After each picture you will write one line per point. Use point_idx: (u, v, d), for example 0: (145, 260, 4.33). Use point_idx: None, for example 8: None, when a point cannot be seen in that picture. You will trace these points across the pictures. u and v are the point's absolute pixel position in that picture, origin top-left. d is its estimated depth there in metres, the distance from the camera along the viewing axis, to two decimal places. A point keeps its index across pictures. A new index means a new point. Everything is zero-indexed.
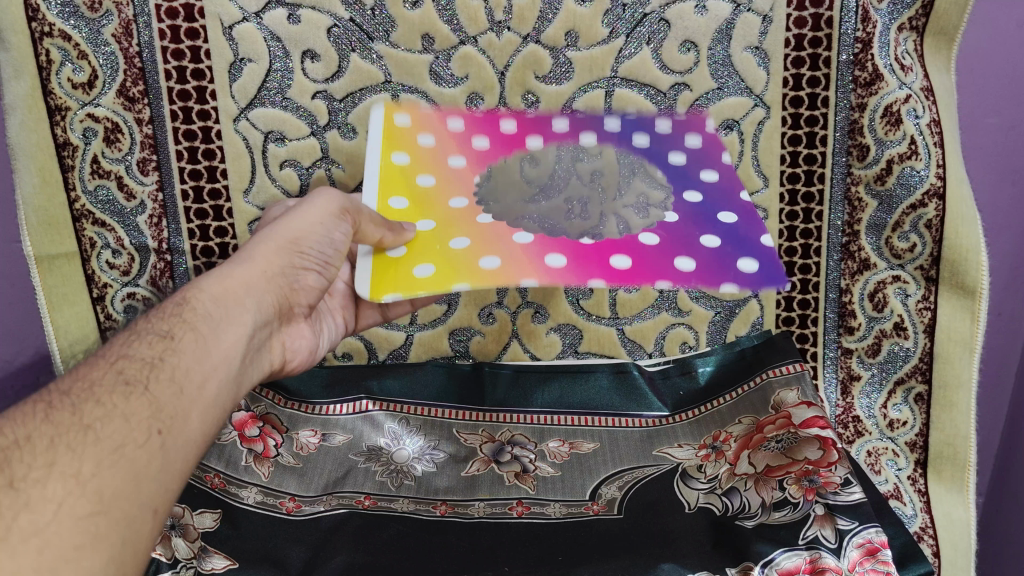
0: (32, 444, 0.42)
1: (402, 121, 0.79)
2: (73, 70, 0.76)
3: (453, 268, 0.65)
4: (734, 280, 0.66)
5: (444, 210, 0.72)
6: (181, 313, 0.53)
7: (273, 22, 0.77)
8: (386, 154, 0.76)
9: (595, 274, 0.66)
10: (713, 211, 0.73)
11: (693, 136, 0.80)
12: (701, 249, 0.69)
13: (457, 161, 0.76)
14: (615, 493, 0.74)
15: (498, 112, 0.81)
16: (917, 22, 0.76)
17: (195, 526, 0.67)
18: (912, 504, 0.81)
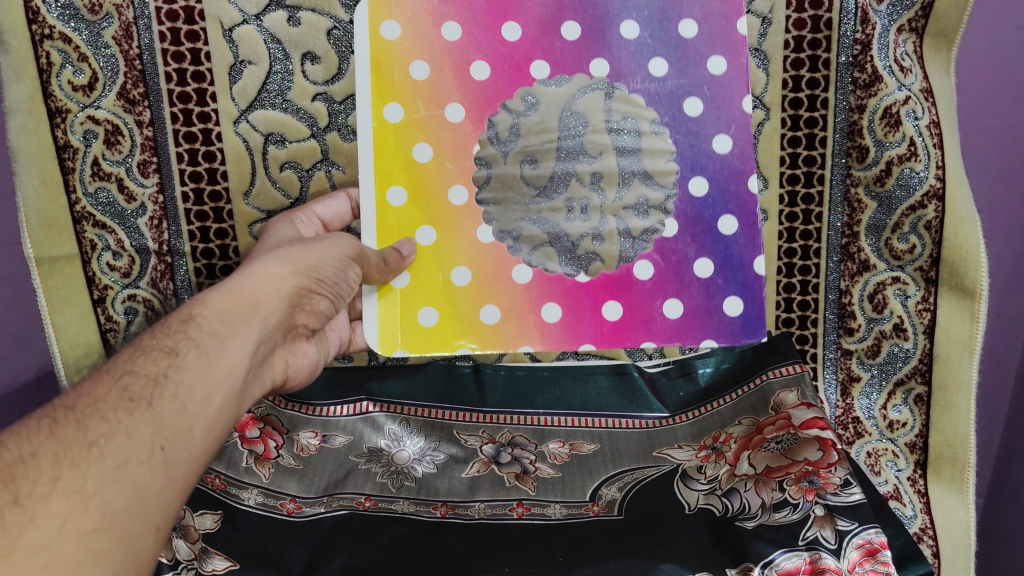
0: (36, 461, 0.43)
1: (394, 32, 0.75)
2: (73, 73, 0.76)
3: (457, 317, 0.76)
4: (713, 336, 0.77)
5: (442, 214, 0.76)
6: (187, 330, 0.54)
7: (273, 24, 0.78)
8: (378, 108, 0.75)
9: (586, 337, 0.77)
10: (715, 216, 0.76)
11: (717, 58, 0.76)
12: (693, 288, 0.76)
13: (455, 112, 0.76)
14: (616, 494, 0.74)
15: (499, 19, 0.76)
16: (917, 23, 0.77)
17: (196, 526, 0.67)
18: (911, 505, 0.81)
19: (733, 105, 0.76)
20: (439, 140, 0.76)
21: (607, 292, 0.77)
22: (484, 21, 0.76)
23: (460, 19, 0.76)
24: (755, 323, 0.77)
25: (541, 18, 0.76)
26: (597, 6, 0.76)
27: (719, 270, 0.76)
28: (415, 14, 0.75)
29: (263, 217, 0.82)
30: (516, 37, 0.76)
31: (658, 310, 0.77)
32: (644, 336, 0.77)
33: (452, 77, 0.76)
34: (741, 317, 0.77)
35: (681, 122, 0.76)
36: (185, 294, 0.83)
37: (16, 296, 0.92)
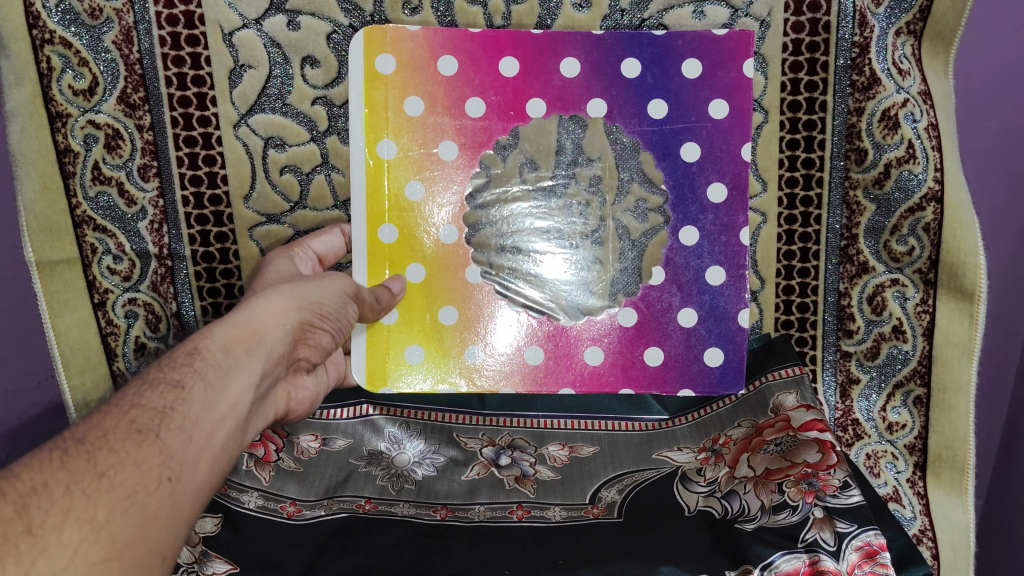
0: (49, 491, 0.45)
1: (391, 68, 0.76)
2: (73, 77, 0.76)
3: (440, 358, 0.78)
4: (691, 386, 0.78)
5: (430, 253, 0.77)
6: (192, 363, 0.56)
7: (273, 28, 0.78)
8: (372, 145, 0.76)
9: (567, 382, 0.78)
10: (699, 258, 0.77)
11: (720, 103, 0.76)
12: (674, 337, 0.78)
13: (448, 151, 0.77)
14: (615, 497, 0.74)
15: (500, 53, 0.76)
16: (914, 26, 0.77)
17: (197, 530, 0.68)
18: (911, 507, 0.82)
19: (731, 151, 0.76)
20: (430, 179, 0.77)
21: (590, 337, 0.78)
22: (483, 57, 0.76)
23: (459, 55, 0.76)
24: (732, 375, 0.78)
25: (540, 55, 0.76)
26: (598, 43, 0.77)
27: (703, 320, 0.77)
28: (415, 51, 0.76)
29: (264, 220, 0.82)
30: (513, 75, 0.76)
31: (641, 356, 0.78)
32: (624, 383, 0.78)
33: (448, 115, 0.76)
34: (720, 369, 0.78)
35: (675, 159, 0.77)
36: (185, 297, 0.83)
37: (18, 299, 0.92)
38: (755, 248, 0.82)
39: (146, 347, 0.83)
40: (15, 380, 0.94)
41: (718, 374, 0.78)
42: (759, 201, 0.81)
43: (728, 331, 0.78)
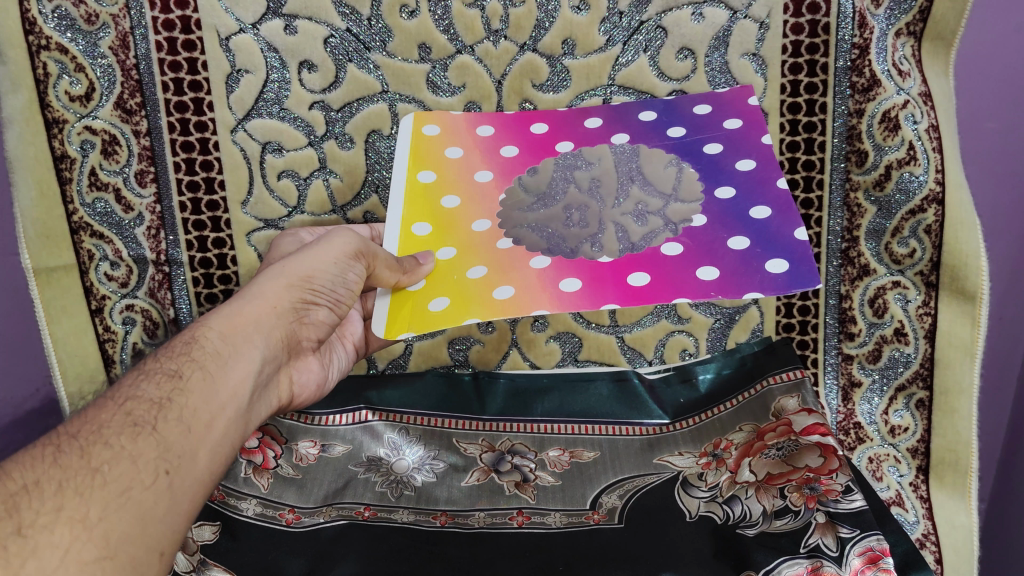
0: (41, 488, 0.45)
1: (431, 130, 0.79)
2: (70, 83, 0.76)
3: (467, 300, 0.66)
4: (758, 287, 0.63)
5: (466, 235, 0.72)
6: (190, 351, 0.56)
7: (270, 32, 0.78)
8: (413, 173, 0.77)
9: (609, 298, 0.65)
10: (743, 209, 0.70)
11: (733, 119, 0.77)
12: (728, 259, 0.66)
13: (483, 175, 0.77)
14: (616, 502, 0.73)
15: (529, 116, 0.81)
16: (914, 27, 0.77)
17: (194, 538, 0.68)
18: (913, 511, 0.81)
19: (753, 141, 0.75)
20: (467, 195, 0.75)
21: (637, 267, 0.68)
22: (516, 124, 0.80)
23: (493, 123, 0.80)
24: (805, 272, 0.63)
25: (565, 118, 0.80)
26: (616, 106, 0.80)
27: (755, 241, 0.67)
28: (453, 118, 0.80)
29: (262, 226, 0.82)
30: (541, 130, 0.79)
31: (691, 276, 0.66)
32: (675, 296, 0.64)
33: (482, 156, 0.78)
34: (785, 274, 0.64)
35: (701, 158, 0.75)
36: (183, 303, 0.83)
37: (17, 306, 0.92)
38: None
39: (144, 353, 0.82)
40: (14, 386, 0.94)
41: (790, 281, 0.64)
42: None
43: (790, 246, 0.66)
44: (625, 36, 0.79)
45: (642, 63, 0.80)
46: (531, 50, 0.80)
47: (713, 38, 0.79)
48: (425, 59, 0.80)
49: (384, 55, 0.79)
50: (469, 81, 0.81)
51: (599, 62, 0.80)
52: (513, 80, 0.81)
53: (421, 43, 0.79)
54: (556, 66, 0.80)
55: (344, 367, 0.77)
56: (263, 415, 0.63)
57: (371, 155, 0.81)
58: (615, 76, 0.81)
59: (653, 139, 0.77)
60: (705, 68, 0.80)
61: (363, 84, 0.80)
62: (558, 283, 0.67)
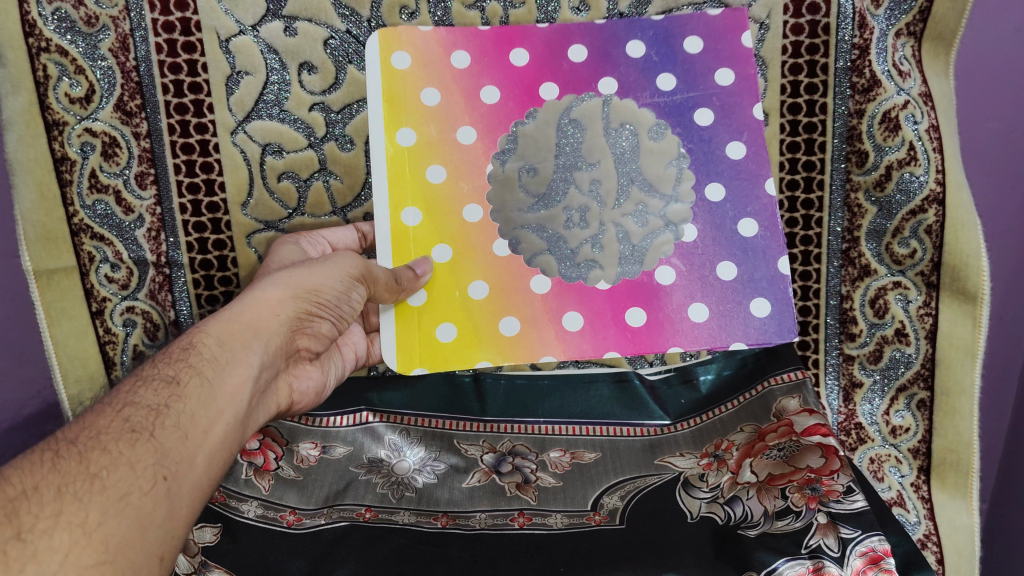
0: (39, 493, 0.45)
1: (406, 65, 0.77)
2: (70, 85, 0.76)
3: (476, 331, 0.75)
4: (743, 338, 0.75)
5: (456, 225, 0.76)
6: (187, 357, 0.56)
7: (270, 34, 0.78)
8: (393, 133, 0.76)
9: (610, 343, 0.75)
10: (733, 220, 0.76)
11: (726, 70, 0.77)
12: (716, 292, 0.75)
13: (467, 134, 0.76)
14: (618, 503, 0.73)
15: (509, 40, 0.77)
16: (914, 27, 0.77)
17: (196, 540, 0.68)
18: (915, 512, 0.81)
19: (743, 112, 0.77)
20: (453, 165, 0.76)
21: (631, 298, 0.75)
22: (494, 50, 0.77)
23: (470, 49, 0.77)
24: (785, 317, 0.75)
25: (549, 45, 0.77)
26: (601, 30, 0.77)
27: (742, 274, 0.75)
28: (427, 47, 0.77)
29: (262, 227, 0.82)
30: (523, 62, 0.77)
31: (682, 314, 0.75)
32: (671, 342, 0.75)
33: (464, 103, 0.76)
34: (769, 320, 0.75)
35: (692, 133, 0.76)
36: (183, 305, 0.83)
37: (16, 308, 0.92)
38: None
39: (145, 356, 0.82)
40: (15, 388, 0.94)
41: (770, 326, 0.76)
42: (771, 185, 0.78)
43: (772, 288, 0.75)
44: None
45: None
46: None
47: None
48: None
49: None
50: None
51: None
52: None
53: None
54: None
55: (342, 376, 0.76)
56: (259, 423, 0.63)
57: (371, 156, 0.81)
58: None
59: (641, 94, 0.77)
60: None
61: (364, 85, 0.79)
62: (561, 318, 0.75)
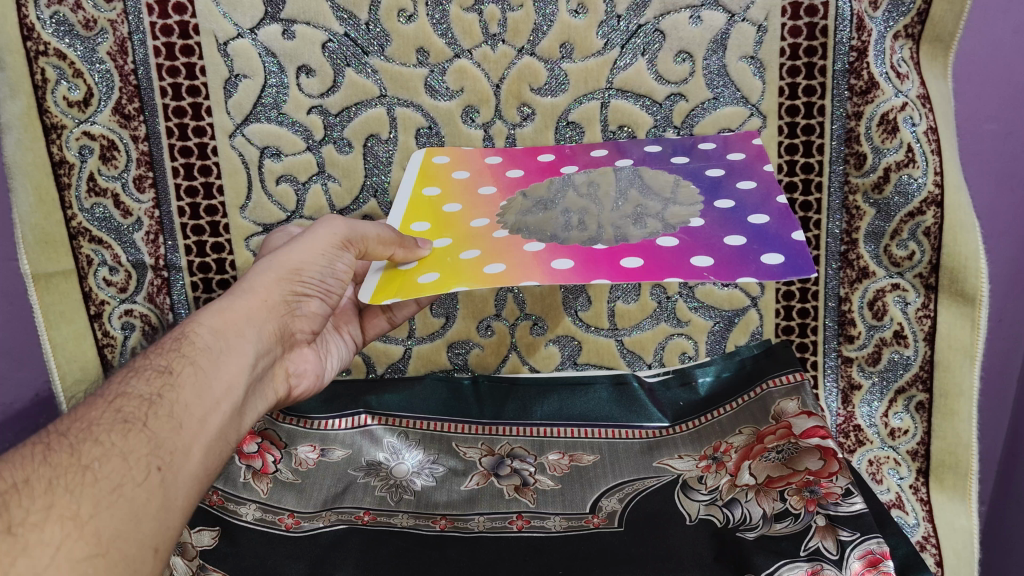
0: (31, 487, 0.45)
1: (442, 160, 0.80)
2: (68, 89, 0.76)
3: (457, 274, 0.65)
4: (753, 274, 0.62)
5: (464, 229, 0.72)
6: (181, 347, 0.56)
7: (269, 38, 0.77)
8: (420, 187, 0.78)
9: (601, 274, 0.64)
10: (743, 215, 0.70)
11: (736, 152, 0.78)
12: (723, 249, 0.66)
13: (488, 190, 0.77)
14: (616, 506, 0.72)
15: (537, 149, 0.82)
16: (912, 29, 0.76)
17: (194, 543, 0.68)
18: (914, 513, 0.81)
19: (755, 170, 0.75)
20: (471, 203, 0.75)
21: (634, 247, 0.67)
22: (524, 155, 0.81)
23: (502, 155, 0.81)
24: (799, 262, 0.62)
25: (574, 149, 0.81)
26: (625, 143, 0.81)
27: (752, 239, 0.66)
28: (464, 150, 0.82)
29: (260, 231, 0.82)
30: (549, 160, 0.80)
31: (684, 261, 0.64)
32: (668, 274, 0.63)
33: (490, 176, 0.79)
34: (782, 266, 0.63)
35: (704, 178, 0.75)
36: (182, 308, 0.84)
37: (16, 312, 0.92)
38: None
39: None
40: (14, 392, 0.94)
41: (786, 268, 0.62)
42: None
43: (786, 245, 0.65)
44: (623, 40, 0.78)
45: (640, 67, 0.79)
46: (529, 55, 0.79)
47: (711, 41, 0.78)
48: (423, 64, 0.79)
49: (382, 59, 0.79)
50: (467, 86, 0.80)
51: (597, 65, 0.79)
52: (511, 85, 0.80)
53: (418, 48, 0.79)
54: (554, 70, 0.79)
55: (343, 356, 0.76)
56: (262, 408, 0.64)
57: (370, 159, 0.82)
58: (613, 79, 0.80)
59: (658, 164, 0.77)
60: (703, 71, 0.79)
61: (362, 88, 0.79)
62: (551, 263, 0.66)
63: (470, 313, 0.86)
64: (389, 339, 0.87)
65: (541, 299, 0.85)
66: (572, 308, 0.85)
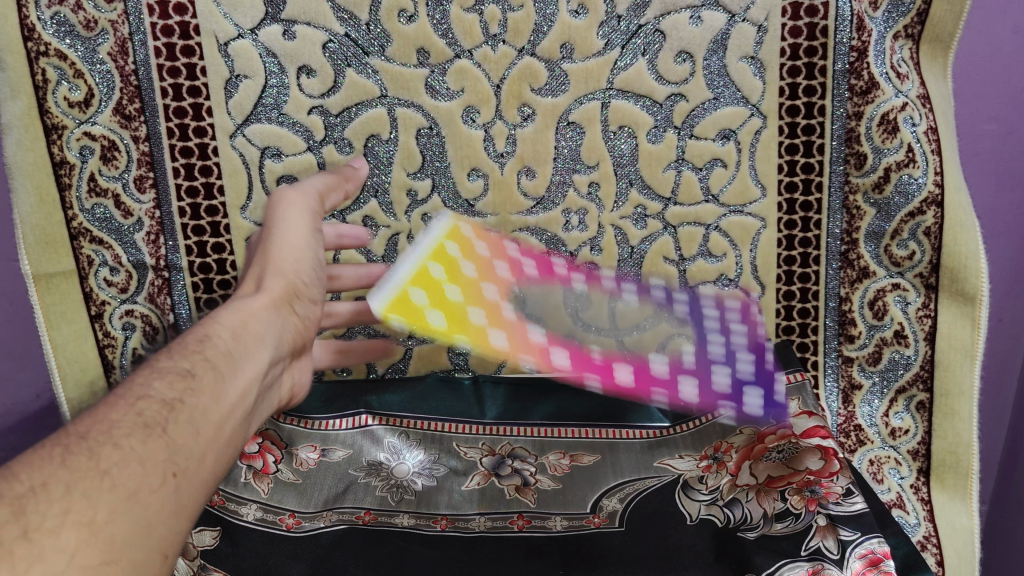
0: (47, 490, 0.40)
1: (465, 233, 0.83)
2: (69, 89, 0.76)
3: (468, 344, 0.73)
4: (752, 508, 0.65)
5: (473, 326, 0.79)
6: (202, 351, 0.54)
7: (269, 38, 0.78)
8: (434, 250, 0.81)
9: None
10: (751, 451, 0.73)
11: (755, 387, 0.82)
12: (729, 480, 0.69)
13: (500, 294, 0.82)
14: (616, 506, 0.72)
15: (553, 256, 0.85)
16: (912, 30, 0.76)
17: (195, 543, 0.68)
18: (915, 513, 0.80)
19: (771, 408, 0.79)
20: (485, 309, 0.81)
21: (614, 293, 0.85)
22: (541, 263, 0.84)
23: (521, 253, 0.84)
24: (797, 499, 0.65)
25: (589, 274, 0.85)
26: (632, 278, 0.85)
27: None
28: (490, 236, 0.84)
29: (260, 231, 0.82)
30: (600, 358, 0.86)
31: None
32: None
33: (505, 284, 0.82)
34: (795, 501, 0.64)
35: (723, 424, 0.80)
36: (182, 309, 0.83)
37: (16, 312, 0.92)
38: (756, 255, 0.83)
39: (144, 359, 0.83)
40: (14, 392, 0.94)
41: None
42: (759, 206, 0.82)
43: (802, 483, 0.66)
44: (623, 40, 0.78)
45: (640, 67, 0.79)
46: (529, 55, 0.79)
47: (711, 41, 0.78)
48: (423, 64, 0.79)
49: (382, 59, 0.79)
50: (467, 86, 0.80)
51: (597, 65, 0.79)
52: (511, 85, 0.80)
53: (419, 49, 0.79)
54: (554, 71, 0.79)
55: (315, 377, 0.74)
56: (270, 416, 0.62)
57: (371, 160, 0.82)
58: (614, 80, 0.79)
59: (685, 405, 0.83)
60: (703, 71, 0.79)
61: (363, 88, 0.79)
62: (575, 474, 0.69)
63: None
64: (390, 338, 0.87)
65: None
66: (572, 308, 0.85)
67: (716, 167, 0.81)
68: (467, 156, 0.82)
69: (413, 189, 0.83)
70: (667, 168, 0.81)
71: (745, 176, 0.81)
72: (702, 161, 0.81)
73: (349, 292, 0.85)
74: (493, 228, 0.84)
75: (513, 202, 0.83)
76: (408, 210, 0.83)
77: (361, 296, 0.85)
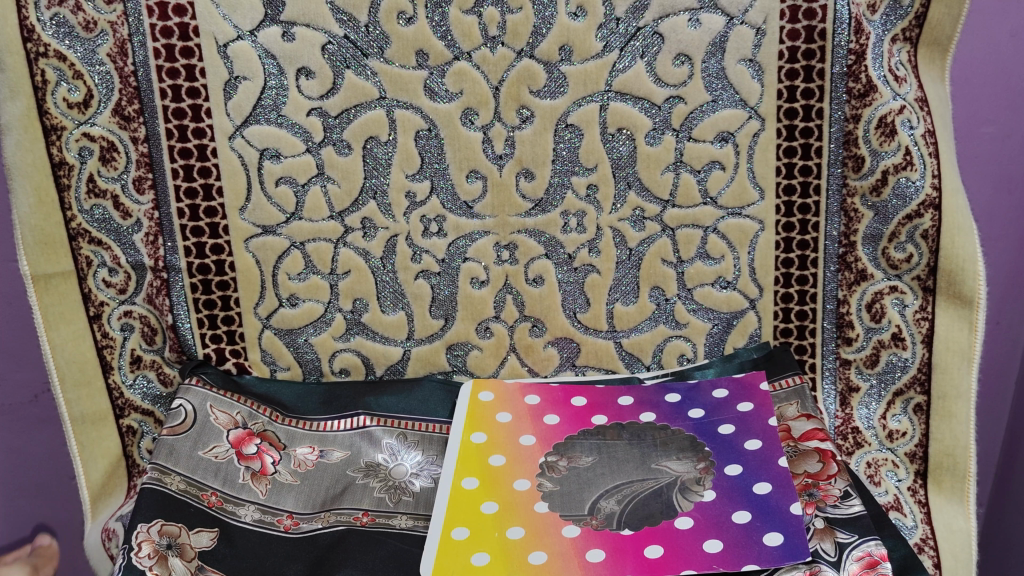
0: None
1: (487, 398, 0.82)
2: (68, 90, 0.76)
3: (499, 549, 0.65)
4: (756, 560, 0.62)
5: (489, 471, 0.73)
6: None
7: (269, 40, 0.78)
8: (470, 432, 0.78)
9: (598, 544, 0.65)
10: (747, 483, 0.69)
11: (744, 401, 0.78)
12: (732, 529, 0.65)
13: (528, 439, 0.77)
14: (615, 508, 0.69)
15: (574, 388, 0.83)
16: (910, 32, 0.76)
17: (193, 544, 0.66)
18: (912, 515, 0.79)
19: (761, 422, 0.75)
20: (507, 449, 0.76)
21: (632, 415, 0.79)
22: (562, 396, 0.82)
23: (541, 394, 0.82)
24: (797, 542, 0.63)
25: (604, 395, 0.82)
26: (650, 391, 0.82)
27: (755, 514, 0.66)
28: (508, 390, 0.83)
29: (260, 231, 0.83)
30: (582, 403, 0.81)
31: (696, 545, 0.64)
32: (683, 566, 0.62)
33: (529, 421, 0.79)
34: (780, 547, 0.63)
35: (715, 437, 0.74)
36: (181, 310, 0.84)
37: (15, 313, 0.92)
38: (754, 257, 0.83)
39: (142, 360, 0.83)
40: (13, 391, 0.94)
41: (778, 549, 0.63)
42: (755, 209, 0.82)
43: (788, 521, 0.65)
44: (622, 42, 0.79)
45: (639, 70, 0.79)
46: (528, 57, 0.79)
47: (710, 44, 0.78)
48: (422, 67, 0.79)
49: (381, 61, 0.79)
50: (466, 88, 0.80)
51: (596, 67, 0.79)
52: (510, 87, 0.80)
53: (418, 51, 0.79)
54: (552, 72, 0.79)
55: None
56: None
57: (370, 161, 0.82)
58: (612, 82, 0.80)
59: (676, 422, 0.77)
60: (701, 74, 0.79)
61: (361, 90, 0.80)
62: (584, 551, 0.64)
63: (469, 316, 0.86)
64: (388, 340, 0.86)
65: (540, 300, 0.85)
66: (570, 309, 0.85)
67: (714, 169, 0.81)
68: (466, 157, 0.82)
69: (412, 190, 0.82)
70: (666, 170, 0.82)
71: (743, 179, 0.82)
72: (700, 163, 0.81)
73: (348, 292, 0.85)
74: (492, 229, 0.84)
75: (512, 204, 0.83)
76: (407, 211, 0.83)
77: (359, 296, 0.85)
